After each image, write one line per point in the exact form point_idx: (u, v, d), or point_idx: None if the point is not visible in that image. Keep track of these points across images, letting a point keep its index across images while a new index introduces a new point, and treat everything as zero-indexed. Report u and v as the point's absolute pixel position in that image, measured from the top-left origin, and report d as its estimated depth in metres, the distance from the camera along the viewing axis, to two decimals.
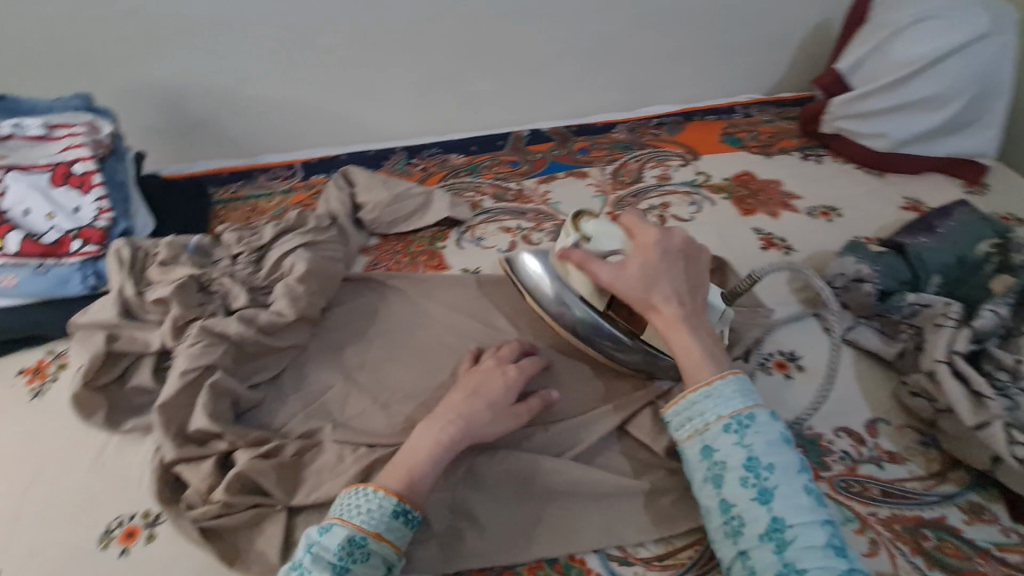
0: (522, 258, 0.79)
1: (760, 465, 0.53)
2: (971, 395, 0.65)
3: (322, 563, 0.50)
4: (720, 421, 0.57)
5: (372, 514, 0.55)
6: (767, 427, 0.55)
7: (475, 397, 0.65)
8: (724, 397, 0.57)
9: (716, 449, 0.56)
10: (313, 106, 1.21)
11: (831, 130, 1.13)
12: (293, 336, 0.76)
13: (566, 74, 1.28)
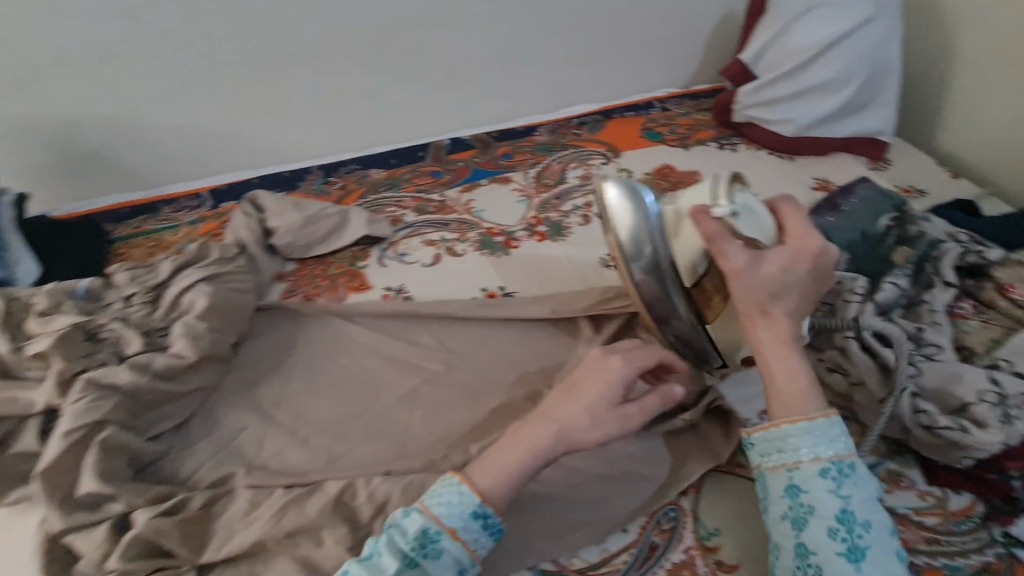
0: (614, 196, 0.65)
1: (856, 521, 0.52)
2: (881, 368, 0.66)
3: (393, 552, 0.51)
4: (818, 463, 0.54)
5: (452, 510, 0.53)
6: (865, 482, 0.54)
7: (577, 400, 0.57)
8: (828, 440, 0.55)
9: (806, 491, 0.54)
10: (220, 129, 1.16)
11: (742, 119, 1.17)
12: (199, 378, 0.70)
13: (484, 80, 1.26)
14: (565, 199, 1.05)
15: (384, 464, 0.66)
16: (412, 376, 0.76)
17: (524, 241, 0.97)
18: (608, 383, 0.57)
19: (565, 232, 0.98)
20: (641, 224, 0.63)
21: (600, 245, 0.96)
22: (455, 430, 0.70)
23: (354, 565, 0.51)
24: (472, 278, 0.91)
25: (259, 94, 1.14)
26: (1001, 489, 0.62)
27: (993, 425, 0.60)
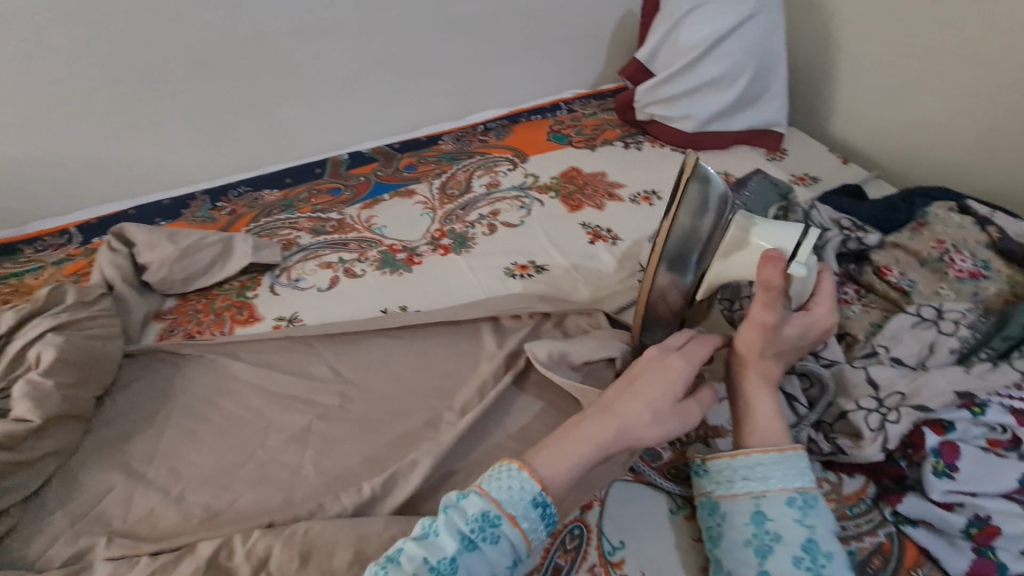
0: (706, 176, 0.63)
1: (820, 551, 0.51)
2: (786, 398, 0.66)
3: (452, 532, 0.48)
4: (784, 492, 0.54)
5: (512, 494, 0.51)
6: (827, 516, 0.54)
7: (637, 395, 0.58)
8: (796, 470, 0.55)
9: (772, 520, 0.53)
10: (91, 156, 1.06)
11: (645, 117, 1.18)
12: (51, 442, 0.63)
13: (385, 90, 1.22)
14: (470, 208, 1.02)
15: (268, 514, 0.61)
16: (303, 413, 0.71)
17: (427, 255, 0.93)
18: (668, 380, 0.59)
19: (469, 244, 0.95)
20: (699, 223, 0.62)
21: (506, 255, 0.93)
22: (349, 468, 0.66)
23: (408, 545, 0.48)
24: (371, 299, 0.86)
25: (133, 115, 1.05)
26: (890, 470, 0.63)
27: (868, 435, 0.62)
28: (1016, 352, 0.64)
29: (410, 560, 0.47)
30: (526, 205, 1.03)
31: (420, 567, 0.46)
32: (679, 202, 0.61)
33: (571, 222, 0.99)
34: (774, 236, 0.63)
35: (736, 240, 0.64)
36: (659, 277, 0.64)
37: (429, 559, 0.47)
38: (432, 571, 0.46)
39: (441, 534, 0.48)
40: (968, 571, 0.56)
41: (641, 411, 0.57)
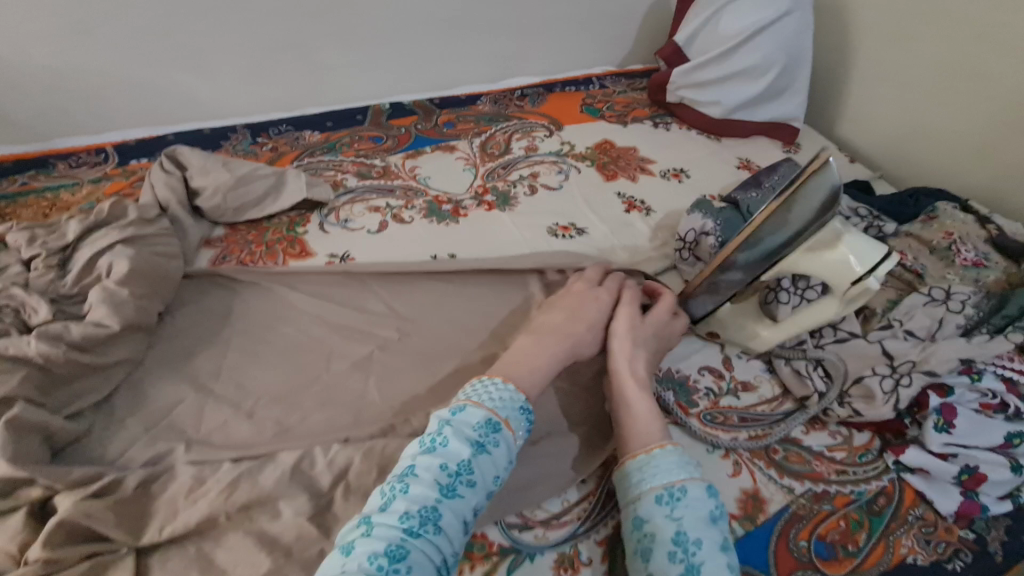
0: (829, 180, 0.66)
1: (689, 539, 0.50)
2: (795, 376, 0.75)
3: (460, 440, 0.52)
4: (652, 492, 0.54)
5: (502, 403, 0.56)
6: (699, 504, 0.53)
7: (577, 318, 0.70)
8: (664, 467, 0.56)
9: (648, 521, 0.53)
10: (124, 79, 1.03)
11: (675, 99, 1.24)
12: (123, 350, 0.64)
13: (427, 45, 1.23)
14: (510, 168, 1.05)
15: (341, 432, 0.64)
16: (364, 344, 0.73)
17: (472, 210, 0.96)
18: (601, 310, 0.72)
19: (512, 202, 0.99)
20: (802, 215, 0.66)
21: (547, 216, 0.97)
22: (412, 396, 0.69)
23: (420, 459, 0.51)
24: (421, 245, 0.89)
25: (174, 38, 1.02)
26: (894, 426, 0.72)
27: (881, 397, 0.70)
28: (1012, 327, 0.73)
29: (427, 469, 0.50)
30: (564, 171, 1.07)
31: (439, 475, 0.50)
32: (794, 190, 0.64)
33: (607, 191, 1.04)
34: (859, 246, 0.66)
35: (825, 240, 0.67)
36: (740, 255, 0.68)
37: (447, 465, 0.50)
38: (452, 476, 0.50)
39: (451, 443, 0.51)
40: (956, 510, 0.65)
41: (579, 329, 0.69)
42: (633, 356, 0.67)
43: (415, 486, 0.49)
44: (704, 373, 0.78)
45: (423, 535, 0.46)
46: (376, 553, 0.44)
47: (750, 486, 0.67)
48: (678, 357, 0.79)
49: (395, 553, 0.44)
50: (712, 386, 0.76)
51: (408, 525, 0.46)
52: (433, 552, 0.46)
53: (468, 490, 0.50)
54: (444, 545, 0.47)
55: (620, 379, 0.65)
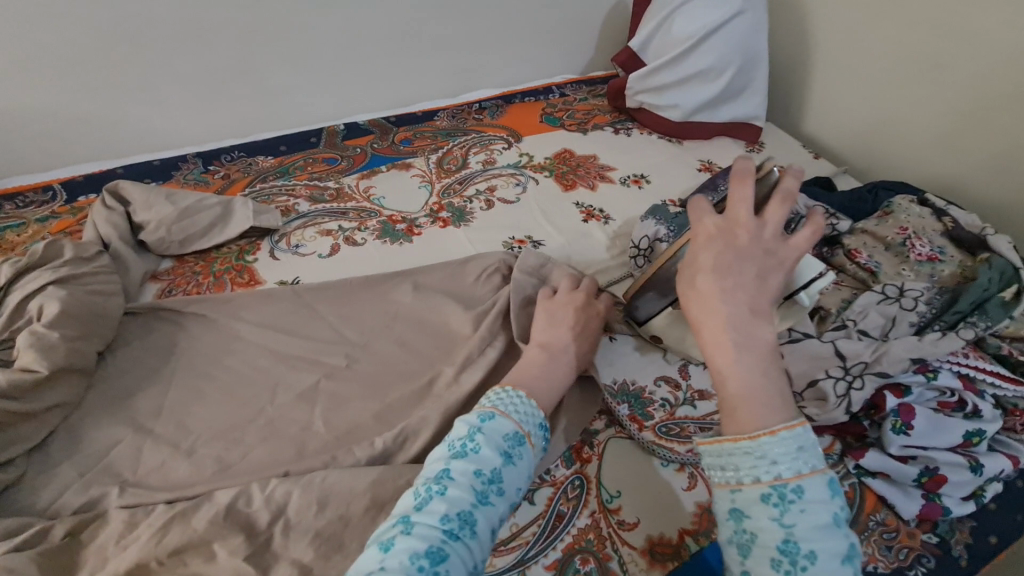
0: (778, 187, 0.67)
1: (800, 551, 0.41)
2: None
3: (492, 447, 0.51)
4: (757, 487, 0.44)
5: (526, 417, 0.56)
6: (819, 508, 0.43)
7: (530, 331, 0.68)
8: (770, 460, 0.44)
9: (748, 517, 0.44)
10: (74, 114, 1.03)
11: (634, 104, 1.24)
12: (57, 394, 0.63)
13: (383, 63, 1.22)
14: (467, 183, 1.05)
15: (282, 466, 0.63)
16: (311, 372, 0.72)
17: (426, 227, 0.95)
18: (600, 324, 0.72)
19: (468, 218, 0.98)
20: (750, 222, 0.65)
21: (503, 229, 0.96)
22: (358, 424, 0.68)
23: (454, 462, 0.49)
24: (373, 265, 0.88)
25: (121, 70, 1.02)
26: (854, 429, 0.70)
27: (833, 400, 0.67)
28: (964, 324, 0.71)
29: (464, 474, 0.48)
30: (522, 183, 1.06)
31: (473, 479, 0.48)
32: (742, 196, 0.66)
33: (565, 201, 1.03)
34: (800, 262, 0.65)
35: None
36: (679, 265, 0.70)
37: (482, 471, 0.49)
38: (485, 483, 0.49)
39: (484, 449, 0.50)
40: (919, 514, 0.64)
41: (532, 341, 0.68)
42: (728, 299, 0.48)
43: (452, 488, 0.47)
44: (660, 388, 0.76)
45: (461, 539, 0.45)
46: (416, 553, 0.43)
47: (706, 499, 0.65)
48: (633, 369, 0.77)
49: (435, 555, 0.43)
50: (668, 397, 0.75)
51: (448, 527, 0.45)
52: (467, 557, 0.45)
53: (499, 498, 0.49)
54: (477, 551, 0.46)
55: (709, 329, 0.48)
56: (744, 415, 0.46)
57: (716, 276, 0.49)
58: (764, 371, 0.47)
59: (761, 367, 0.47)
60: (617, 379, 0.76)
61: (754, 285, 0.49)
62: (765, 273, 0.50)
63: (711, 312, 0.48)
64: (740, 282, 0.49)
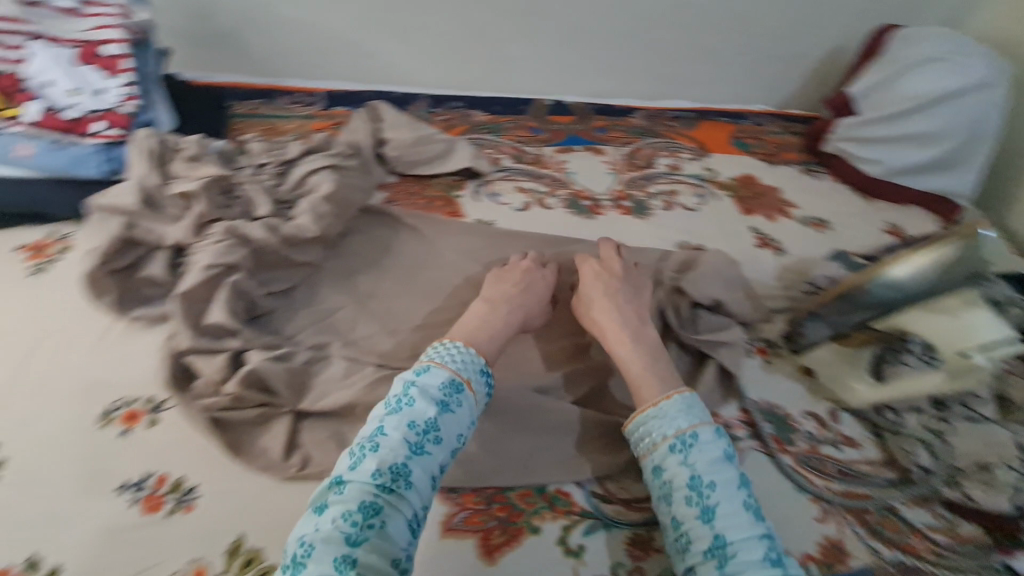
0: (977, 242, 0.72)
1: (703, 483, 0.56)
2: (889, 447, 0.73)
3: (426, 400, 0.57)
4: (666, 440, 0.60)
5: (463, 364, 0.62)
6: (710, 446, 0.59)
7: (527, 294, 0.76)
8: (669, 417, 0.62)
9: (664, 469, 0.59)
10: (341, 36, 1.17)
11: (832, 149, 1.22)
12: (311, 254, 0.77)
13: (602, 56, 1.27)
14: (651, 182, 1.10)
15: None
16: None
17: (609, 210, 1.02)
18: (546, 288, 0.79)
19: (647, 212, 1.03)
20: (936, 278, 0.71)
21: (679, 232, 1.01)
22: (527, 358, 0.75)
23: (388, 418, 0.55)
24: (558, 230, 0.96)
25: (389, 11, 1.14)
26: (1007, 526, 0.65)
27: (1000, 488, 0.68)
28: None
29: (396, 429, 0.54)
30: (703, 195, 1.09)
31: (408, 432, 0.54)
32: (927, 248, 0.73)
33: (742, 224, 1.05)
34: (983, 322, 0.69)
35: (951, 307, 0.70)
36: (861, 293, 0.75)
37: (416, 424, 0.55)
38: (419, 434, 0.55)
39: (417, 403, 0.56)
40: None
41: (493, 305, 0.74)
42: (620, 309, 0.75)
43: (385, 445, 0.53)
44: (806, 420, 0.76)
45: (395, 490, 0.51)
46: (350, 510, 0.49)
47: (835, 536, 0.65)
48: (782, 394, 0.78)
49: (369, 509, 0.49)
50: (814, 432, 0.75)
51: (380, 482, 0.51)
52: (405, 507, 0.51)
53: (436, 447, 0.55)
54: (415, 500, 0.52)
55: (610, 333, 0.73)
56: (645, 389, 0.65)
57: (613, 299, 0.76)
58: (657, 360, 0.68)
59: (646, 351, 0.70)
60: (760, 397, 0.77)
61: (636, 302, 0.76)
62: (638, 291, 0.79)
63: (608, 321, 0.74)
64: (625, 300, 0.76)
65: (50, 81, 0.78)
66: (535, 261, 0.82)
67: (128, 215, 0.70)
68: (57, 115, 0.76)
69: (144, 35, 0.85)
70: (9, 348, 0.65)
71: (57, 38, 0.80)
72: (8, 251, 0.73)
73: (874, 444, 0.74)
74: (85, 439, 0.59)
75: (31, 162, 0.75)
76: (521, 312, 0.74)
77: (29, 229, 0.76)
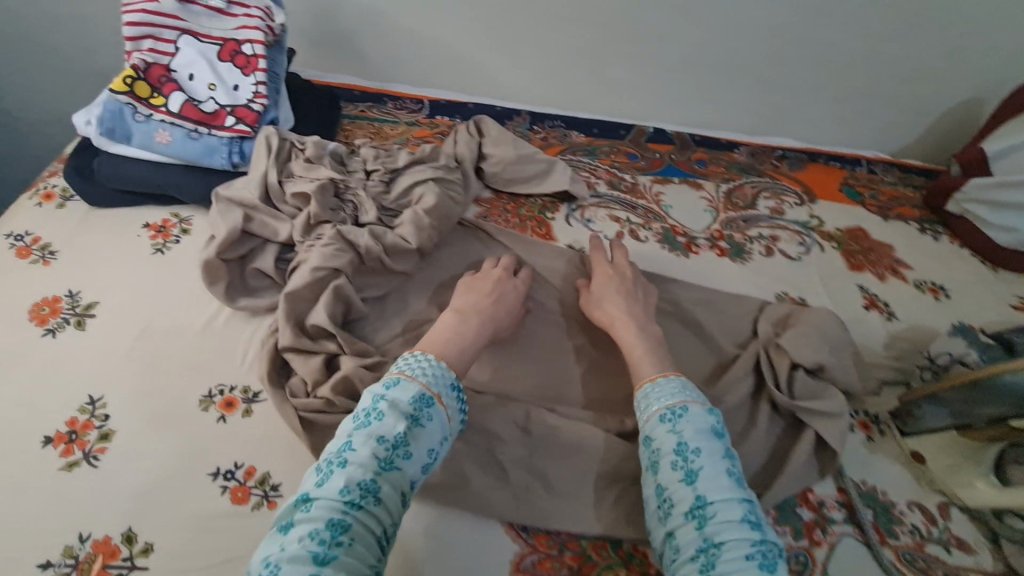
0: None
1: (688, 448, 0.56)
2: (1007, 558, 0.66)
3: (396, 415, 0.54)
4: (656, 412, 0.60)
5: (434, 377, 0.59)
6: (698, 419, 0.59)
7: (496, 303, 0.72)
8: (663, 394, 0.62)
9: (653, 439, 0.59)
10: (451, 46, 1.19)
11: (956, 209, 1.11)
12: (405, 264, 0.76)
13: (709, 88, 1.22)
14: (751, 224, 1.04)
15: (545, 402, 0.70)
16: (581, 334, 0.78)
17: (704, 250, 0.97)
18: (518, 297, 0.75)
19: (745, 256, 0.98)
20: None
21: (778, 281, 0.95)
22: (611, 399, 0.72)
23: (357, 435, 0.53)
24: (649, 265, 0.92)
25: (500, 27, 1.15)
26: None
27: None
28: None
29: (365, 444, 0.52)
30: (807, 244, 1.03)
31: (377, 447, 0.52)
32: None
33: (848, 280, 0.98)
34: None
35: None
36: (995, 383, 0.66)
37: (384, 439, 0.53)
38: (388, 450, 0.53)
39: (387, 417, 0.54)
40: None
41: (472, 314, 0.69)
42: (626, 302, 0.75)
43: (353, 461, 0.51)
44: (913, 513, 0.69)
45: (363, 507, 0.50)
46: (317, 529, 0.47)
47: None
48: (885, 479, 0.72)
49: (337, 526, 0.48)
50: (920, 526, 0.68)
51: (349, 498, 0.49)
52: (373, 524, 0.50)
53: (406, 462, 0.53)
54: (383, 517, 0.51)
55: (617, 324, 0.73)
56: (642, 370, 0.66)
57: (621, 293, 0.76)
58: (655, 350, 0.69)
59: (649, 342, 0.70)
60: (860, 478, 0.71)
61: (644, 301, 0.77)
62: (648, 288, 0.80)
63: (614, 312, 0.74)
64: (633, 296, 0.76)
65: (193, 74, 0.84)
66: (508, 267, 0.78)
67: (248, 208, 0.75)
68: (195, 106, 0.82)
69: (279, 39, 0.90)
70: (127, 321, 0.70)
71: (202, 35, 0.85)
72: (136, 228, 0.79)
73: (987, 551, 0.66)
74: (186, 419, 0.62)
75: (168, 149, 0.81)
76: (493, 323, 0.70)
77: (157, 210, 0.82)
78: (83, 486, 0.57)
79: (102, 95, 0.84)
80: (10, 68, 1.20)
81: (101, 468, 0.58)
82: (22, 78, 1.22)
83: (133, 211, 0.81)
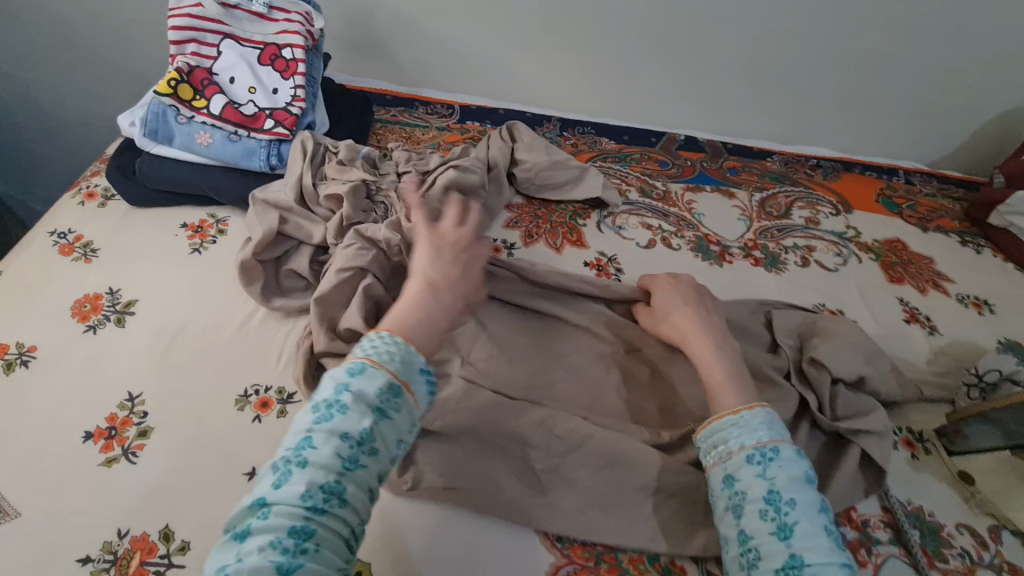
0: None
1: (782, 499, 0.51)
2: None
3: (360, 409, 0.46)
4: (743, 450, 0.55)
5: (400, 361, 0.50)
6: (792, 464, 0.53)
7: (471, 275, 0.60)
8: (751, 428, 0.56)
9: (738, 480, 0.53)
10: (482, 52, 1.19)
11: (1000, 222, 1.07)
12: None
13: (741, 96, 1.21)
14: (786, 233, 1.02)
15: (581, 409, 0.69)
16: (614, 342, 0.77)
17: (738, 258, 0.96)
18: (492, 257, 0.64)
19: (780, 266, 0.96)
20: None
21: (815, 292, 0.93)
22: (645, 410, 0.71)
23: (317, 430, 0.45)
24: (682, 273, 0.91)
25: (532, 34, 1.15)
26: None
27: None
28: None
29: (327, 443, 0.45)
30: (844, 254, 1.00)
31: (340, 446, 0.45)
32: None
33: (887, 292, 0.95)
34: None
35: None
36: None
37: (348, 436, 0.45)
38: (353, 448, 0.45)
39: (350, 412, 0.46)
40: None
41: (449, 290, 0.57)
42: (694, 320, 0.71)
43: (314, 462, 0.44)
44: (961, 536, 0.66)
45: (328, 512, 0.43)
46: (278, 537, 0.41)
47: None
48: (930, 499, 0.69)
49: (303, 532, 0.42)
50: (970, 550, 0.65)
51: (311, 503, 0.43)
52: (342, 526, 0.44)
53: (372, 458, 0.46)
54: (351, 518, 0.45)
55: (691, 342, 0.69)
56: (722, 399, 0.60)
57: (687, 309, 0.73)
58: (737, 372, 0.63)
59: (727, 362, 0.65)
60: (904, 498, 0.69)
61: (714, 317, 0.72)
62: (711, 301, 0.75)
63: (686, 330, 0.70)
64: (702, 313, 0.72)
65: (235, 77, 0.85)
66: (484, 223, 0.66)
67: (284, 210, 0.76)
68: (236, 110, 0.83)
69: (318, 43, 0.91)
70: (165, 320, 0.70)
71: (243, 39, 0.87)
72: (175, 228, 0.81)
73: None
74: (222, 417, 0.63)
75: (208, 150, 0.82)
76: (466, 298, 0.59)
77: (195, 211, 0.83)
78: (121, 483, 0.57)
79: (145, 97, 0.85)
80: (51, 70, 1.23)
81: (140, 465, 0.58)
82: (62, 78, 1.25)
83: (172, 211, 0.83)
